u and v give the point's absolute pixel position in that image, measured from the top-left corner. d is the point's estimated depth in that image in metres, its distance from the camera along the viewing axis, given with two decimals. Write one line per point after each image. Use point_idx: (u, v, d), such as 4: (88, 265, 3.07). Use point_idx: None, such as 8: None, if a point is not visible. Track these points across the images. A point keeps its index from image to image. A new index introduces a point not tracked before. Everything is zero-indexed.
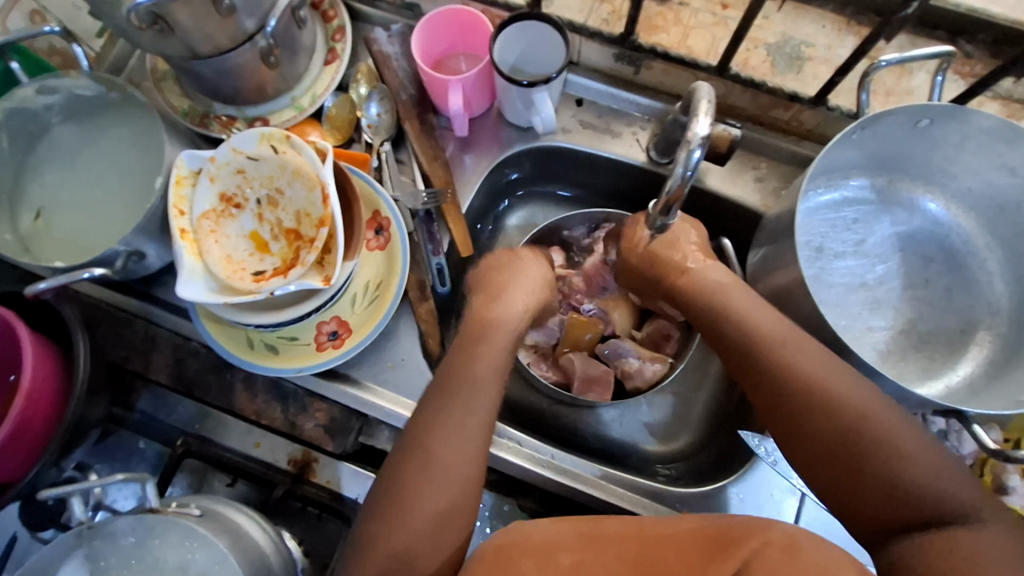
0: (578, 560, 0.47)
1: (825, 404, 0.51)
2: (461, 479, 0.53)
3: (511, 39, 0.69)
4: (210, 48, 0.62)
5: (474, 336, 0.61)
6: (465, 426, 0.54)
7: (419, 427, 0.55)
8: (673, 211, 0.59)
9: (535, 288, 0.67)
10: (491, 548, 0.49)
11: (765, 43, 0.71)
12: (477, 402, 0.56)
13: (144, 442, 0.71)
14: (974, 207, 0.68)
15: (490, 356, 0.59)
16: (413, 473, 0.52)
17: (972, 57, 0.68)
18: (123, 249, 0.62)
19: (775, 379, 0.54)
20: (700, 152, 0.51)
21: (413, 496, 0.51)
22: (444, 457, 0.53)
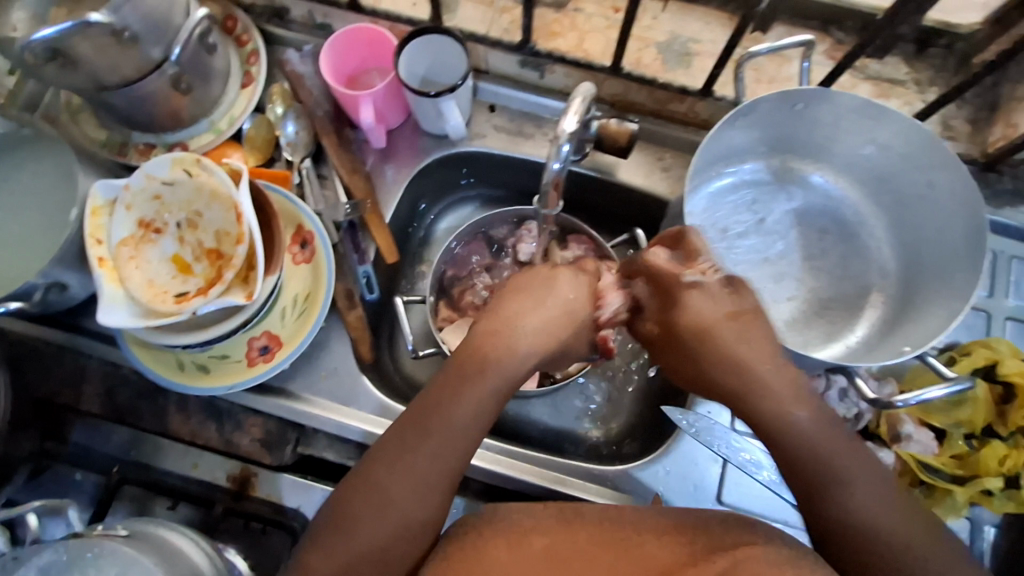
0: (549, 544, 0.48)
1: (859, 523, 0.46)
2: (411, 516, 0.49)
3: (417, 53, 0.73)
4: (117, 78, 0.63)
5: (458, 369, 0.52)
6: (449, 438, 0.50)
7: (374, 459, 0.51)
8: (554, 201, 0.64)
9: (556, 326, 0.53)
10: (467, 533, 0.50)
11: (654, 42, 0.76)
12: (442, 454, 0.50)
13: (81, 473, 0.71)
14: (857, 179, 0.74)
15: (470, 406, 0.50)
16: (358, 504, 0.49)
17: (842, 44, 0.73)
18: (42, 282, 0.63)
19: (818, 494, 0.48)
20: (567, 147, 0.56)
21: (386, 496, 0.49)
22: (388, 500, 0.49)
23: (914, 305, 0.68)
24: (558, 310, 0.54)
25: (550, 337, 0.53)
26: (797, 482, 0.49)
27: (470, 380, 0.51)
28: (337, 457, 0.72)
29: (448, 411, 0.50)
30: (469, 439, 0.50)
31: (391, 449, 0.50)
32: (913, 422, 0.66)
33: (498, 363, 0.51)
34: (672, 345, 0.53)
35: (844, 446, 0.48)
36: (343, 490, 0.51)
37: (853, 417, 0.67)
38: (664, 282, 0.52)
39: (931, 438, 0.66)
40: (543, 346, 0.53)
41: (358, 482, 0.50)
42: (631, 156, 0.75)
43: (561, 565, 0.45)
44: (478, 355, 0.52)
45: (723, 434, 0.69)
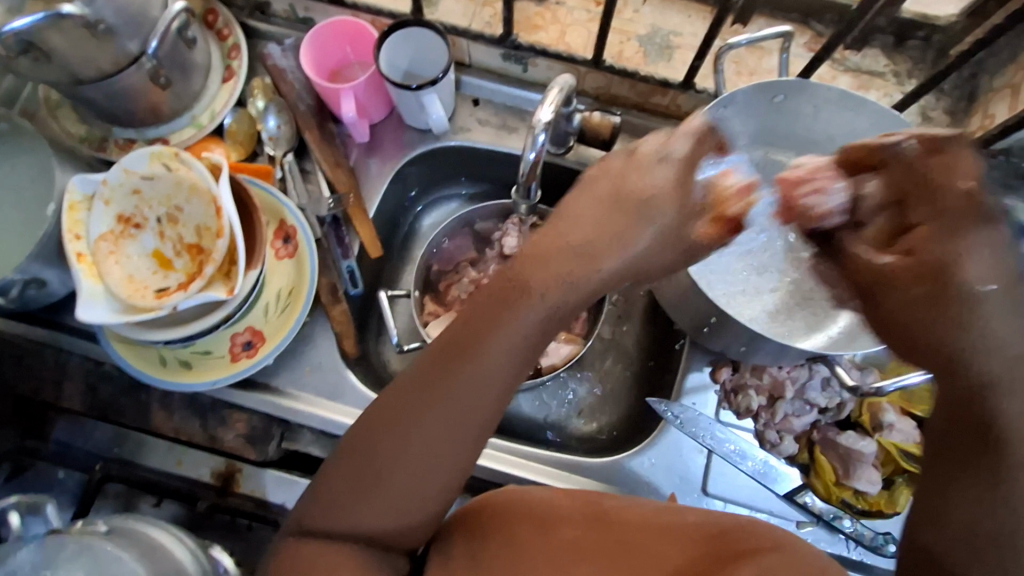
0: (575, 536, 0.46)
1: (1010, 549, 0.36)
2: (433, 470, 0.42)
3: (399, 46, 0.72)
4: (93, 72, 0.63)
5: (496, 299, 0.42)
6: (484, 381, 0.42)
7: (390, 405, 0.43)
8: (534, 193, 0.64)
9: (633, 228, 0.44)
10: (499, 510, 0.49)
11: (636, 36, 0.76)
12: (472, 400, 0.42)
13: (63, 472, 0.71)
14: None
15: (506, 351, 0.42)
16: (371, 456, 0.42)
17: (822, 36, 0.74)
18: (19, 278, 0.63)
19: (981, 495, 0.37)
20: (544, 135, 0.56)
21: (402, 447, 0.42)
22: (402, 454, 0.42)
23: None
24: (630, 231, 0.43)
25: (596, 264, 0.43)
26: (970, 476, 0.37)
27: (519, 301, 0.42)
28: (323, 452, 0.72)
29: (479, 354, 0.42)
30: (501, 387, 0.43)
31: (410, 395, 0.42)
32: (895, 411, 0.67)
33: (551, 296, 0.42)
34: (908, 276, 0.41)
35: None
36: (357, 435, 0.44)
37: (836, 407, 0.69)
38: (952, 206, 0.40)
39: (913, 427, 0.67)
40: (622, 248, 0.43)
41: (373, 431, 0.43)
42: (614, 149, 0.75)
43: (583, 557, 0.44)
44: (524, 283, 0.42)
45: (707, 426, 0.69)
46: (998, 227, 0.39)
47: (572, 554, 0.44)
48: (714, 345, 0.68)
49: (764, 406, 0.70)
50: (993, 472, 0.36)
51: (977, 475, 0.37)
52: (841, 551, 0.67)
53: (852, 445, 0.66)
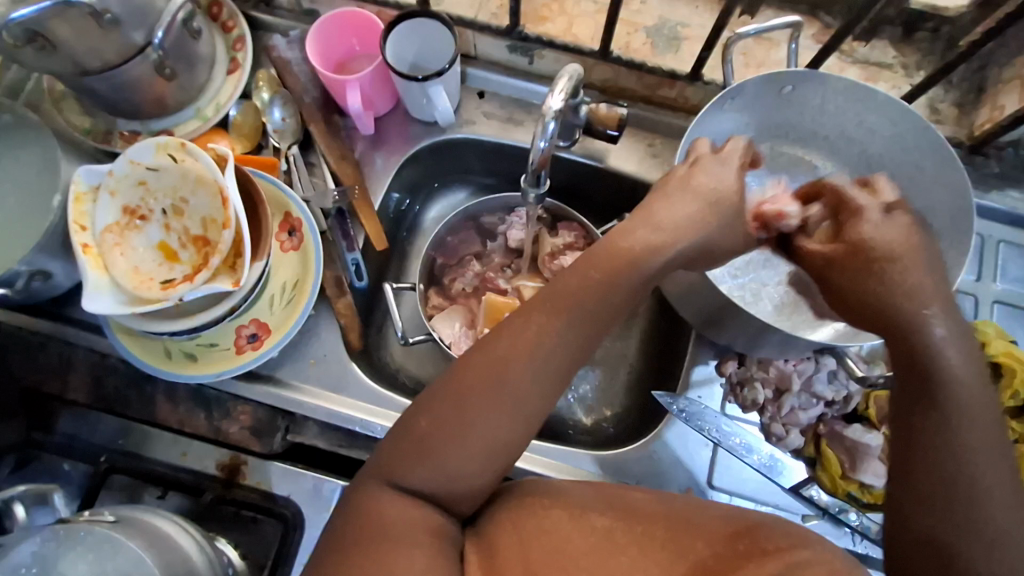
0: (608, 526, 0.45)
1: (960, 483, 0.42)
2: (503, 438, 0.45)
3: (405, 38, 0.72)
4: (98, 62, 0.62)
5: (570, 285, 0.47)
6: (555, 354, 0.46)
7: (463, 382, 0.45)
8: (543, 181, 0.63)
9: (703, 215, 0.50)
10: (528, 496, 0.48)
11: (643, 27, 0.75)
12: (548, 371, 0.46)
13: (69, 464, 0.70)
14: (846, 165, 0.74)
15: (574, 334, 0.46)
16: (442, 431, 0.45)
17: (830, 28, 0.73)
18: (25, 269, 0.63)
19: (934, 439, 0.43)
20: (555, 125, 0.55)
21: (479, 412, 0.45)
22: (473, 430, 0.44)
23: None
24: (695, 222, 0.49)
25: (658, 252, 0.48)
26: (925, 422, 0.44)
27: (594, 280, 0.47)
28: (328, 445, 0.72)
29: (552, 336, 0.46)
30: (566, 369, 0.47)
31: (483, 377, 0.45)
32: None
33: (623, 278, 0.47)
34: (842, 264, 0.50)
35: (988, 413, 0.43)
36: (426, 410, 0.46)
37: (842, 400, 0.68)
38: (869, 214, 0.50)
39: None
40: (699, 221, 0.50)
41: (444, 408, 0.45)
42: (620, 141, 0.74)
43: (616, 549, 0.43)
44: (601, 265, 0.47)
45: (712, 419, 0.69)
46: (901, 212, 0.50)
47: (605, 545, 0.43)
48: (721, 338, 0.68)
49: (769, 399, 0.69)
50: (940, 415, 0.43)
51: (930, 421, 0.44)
52: (848, 545, 0.67)
53: (858, 438, 0.65)
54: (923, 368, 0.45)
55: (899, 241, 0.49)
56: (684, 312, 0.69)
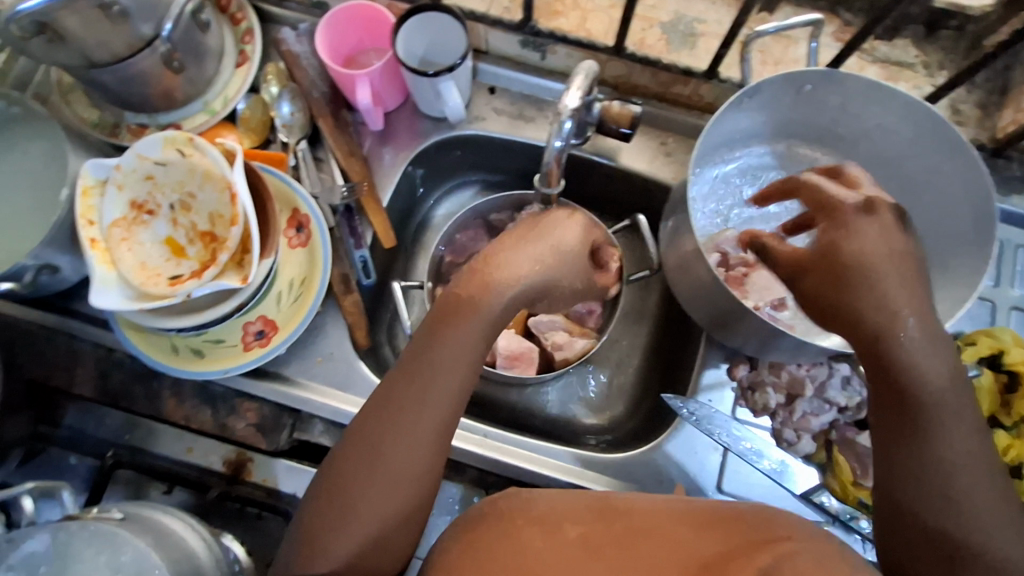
0: (585, 532, 0.45)
1: (948, 482, 0.44)
2: (391, 510, 0.49)
3: (415, 32, 0.71)
4: (106, 55, 0.62)
5: (421, 353, 0.53)
6: (415, 416, 0.51)
7: (347, 461, 0.50)
8: (556, 181, 0.62)
9: (545, 254, 0.58)
10: (497, 513, 0.48)
11: (659, 23, 0.74)
12: (415, 434, 0.50)
13: (75, 458, 0.70)
14: (863, 166, 0.72)
15: (437, 390, 0.51)
16: (333, 513, 0.48)
17: (851, 25, 0.72)
18: (32, 263, 0.62)
19: (911, 450, 0.45)
20: (570, 123, 0.55)
21: (362, 492, 0.49)
22: (363, 504, 0.48)
23: None
24: (538, 267, 0.57)
25: (505, 291, 0.55)
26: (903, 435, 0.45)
27: (439, 335, 0.54)
28: (334, 443, 0.71)
29: (416, 392, 0.51)
30: (437, 423, 0.51)
31: (362, 457, 0.50)
32: None
33: (474, 319, 0.54)
34: (819, 266, 0.49)
35: (958, 405, 0.45)
36: (318, 500, 0.50)
37: (856, 406, 0.67)
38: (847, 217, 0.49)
39: None
40: (547, 265, 0.58)
41: (334, 490, 0.50)
42: (634, 139, 0.73)
43: (599, 555, 0.43)
44: (447, 321, 0.54)
45: (723, 423, 0.68)
46: (884, 208, 0.48)
47: (588, 552, 0.43)
48: (732, 342, 0.67)
49: (781, 404, 0.68)
50: (915, 424, 0.45)
51: (894, 435, 0.46)
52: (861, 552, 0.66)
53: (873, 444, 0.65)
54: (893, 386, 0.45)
55: (874, 252, 0.47)
56: (694, 314, 0.67)
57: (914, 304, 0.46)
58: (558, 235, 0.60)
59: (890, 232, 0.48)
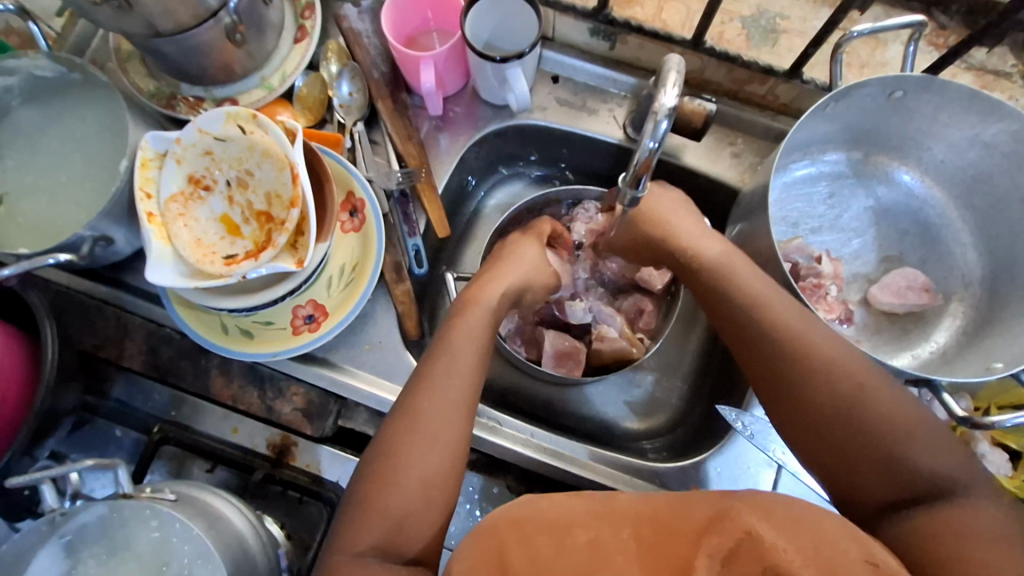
0: (595, 538, 0.41)
1: (856, 400, 0.50)
2: (430, 471, 0.52)
3: (484, 14, 0.68)
4: (171, 25, 0.59)
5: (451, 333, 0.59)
6: (448, 384, 0.56)
7: (386, 438, 0.54)
8: (641, 186, 0.58)
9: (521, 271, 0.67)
10: (502, 520, 0.43)
11: (739, 16, 0.72)
12: (447, 402, 0.55)
13: (120, 431, 0.71)
14: (947, 179, 0.68)
15: (456, 365, 0.57)
16: (379, 479, 0.52)
17: (945, 29, 0.69)
18: (89, 235, 0.61)
19: (805, 399, 0.52)
20: (667, 122, 0.51)
21: (404, 458, 0.52)
22: (406, 466, 0.52)
23: (1000, 316, 0.63)
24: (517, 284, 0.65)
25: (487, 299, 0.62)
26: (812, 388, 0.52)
27: (451, 323, 0.61)
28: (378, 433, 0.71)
29: (445, 366, 0.57)
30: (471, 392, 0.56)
31: (402, 424, 0.54)
32: (989, 442, 0.63)
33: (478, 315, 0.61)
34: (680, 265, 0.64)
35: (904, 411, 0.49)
36: (365, 464, 0.54)
37: None
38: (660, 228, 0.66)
39: (1005, 460, 0.62)
40: (515, 286, 0.65)
41: (376, 464, 0.53)
42: (703, 138, 0.70)
43: (607, 564, 0.40)
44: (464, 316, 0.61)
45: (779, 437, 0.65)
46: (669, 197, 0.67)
47: (597, 563, 0.40)
48: None
49: None
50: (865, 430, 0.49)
51: (782, 385, 0.53)
52: None
53: None
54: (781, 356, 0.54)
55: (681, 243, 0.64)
56: None
57: (741, 285, 0.57)
58: (515, 265, 0.67)
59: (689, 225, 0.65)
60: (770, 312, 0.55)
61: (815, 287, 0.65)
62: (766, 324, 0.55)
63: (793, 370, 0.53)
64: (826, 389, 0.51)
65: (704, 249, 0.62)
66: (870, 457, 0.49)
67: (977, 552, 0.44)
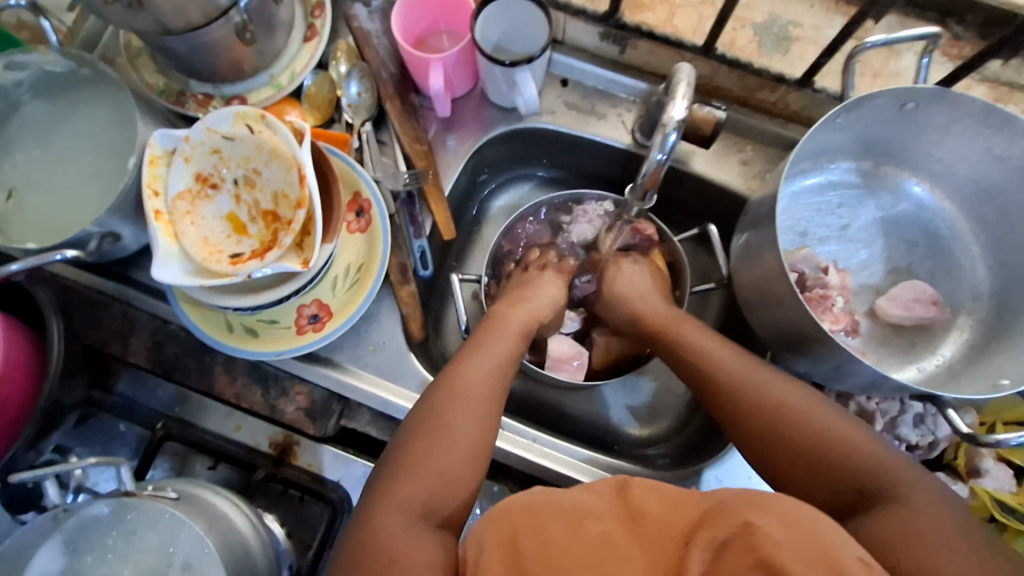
0: (608, 530, 0.40)
1: (800, 427, 0.52)
2: (476, 444, 0.54)
3: (495, 17, 0.68)
4: (182, 23, 0.59)
5: (488, 329, 0.63)
6: (491, 368, 0.59)
7: (432, 405, 0.56)
8: (649, 197, 0.60)
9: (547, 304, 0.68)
10: (515, 504, 0.43)
11: (752, 23, 0.71)
12: (491, 382, 0.58)
13: (124, 426, 0.71)
14: (958, 192, 0.68)
15: (498, 352, 0.60)
16: (425, 447, 0.53)
17: (960, 39, 0.68)
18: (96, 231, 0.61)
19: (756, 422, 0.54)
20: (675, 135, 0.52)
21: (451, 430, 0.54)
22: (453, 435, 0.54)
23: (1008, 332, 0.63)
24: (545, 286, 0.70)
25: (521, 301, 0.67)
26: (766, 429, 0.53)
27: (486, 323, 0.65)
28: (380, 434, 0.71)
29: (486, 352, 0.60)
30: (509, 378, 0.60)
31: (447, 398, 0.56)
32: (994, 458, 0.63)
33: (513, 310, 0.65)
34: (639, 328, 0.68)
35: (849, 436, 0.50)
36: (406, 436, 0.55)
37: (928, 445, 0.64)
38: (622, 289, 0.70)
39: (1009, 476, 0.62)
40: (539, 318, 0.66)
41: (422, 428, 0.55)
42: (711, 145, 0.69)
43: (618, 553, 0.39)
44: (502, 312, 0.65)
45: None
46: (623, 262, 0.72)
47: (608, 553, 0.38)
48: (799, 367, 0.63)
49: None
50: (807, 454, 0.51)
51: (732, 421, 0.56)
52: None
53: None
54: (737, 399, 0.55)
55: (636, 300, 0.68)
56: (761, 333, 0.65)
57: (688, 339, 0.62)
58: (534, 294, 0.68)
59: (639, 281, 0.70)
60: (715, 354, 0.59)
61: (822, 298, 0.65)
62: (712, 365, 0.58)
63: (737, 406, 0.55)
64: (772, 418, 0.53)
65: (661, 319, 0.65)
66: (821, 467, 0.50)
67: (929, 556, 0.42)
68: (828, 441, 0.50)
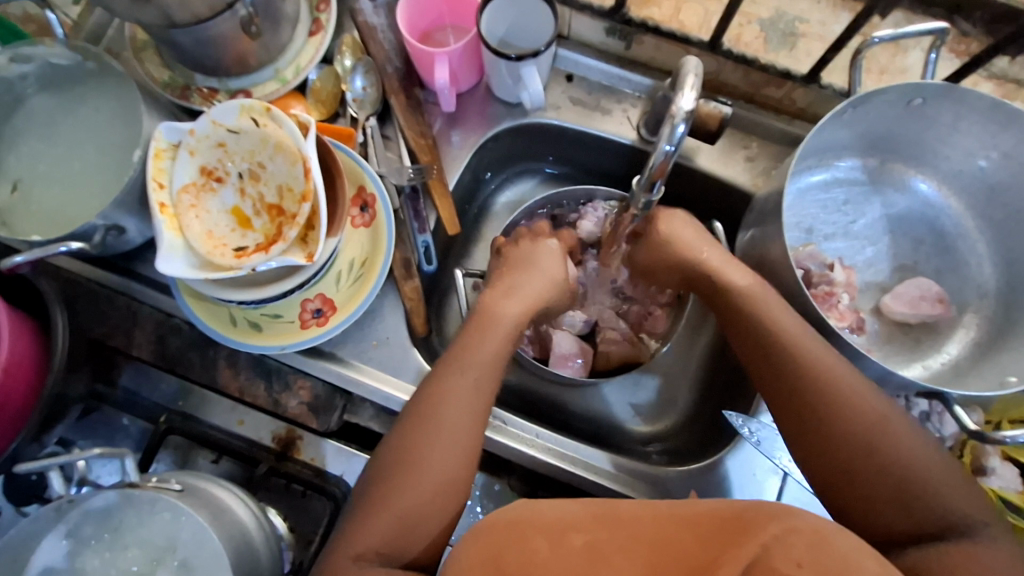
0: (591, 540, 0.40)
1: (878, 444, 0.50)
2: (443, 480, 0.52)
3: (500, 12, 0.68)
4: (187, 16, 0.58)
5: (466, 344, 0.59)
6: (464, 394, 0.55)
7: (402, 436, 0.54)
8: (656, 186, 0.59)
9: (544, 288, 0.65)
10: (499, 522, 0.43)
11: (758, 19, 0.71)
12: (463, 410, 0.55)
13: (127, 419, 0.71)
14: (964, 189, 0.68)
15: (473, 375, 0.56)
16: (392, 484, 0.52)
17: (968, 36, 0.68)
18: (101, 223, 0.61)
19: (832, 424, 0.52)
20: (683, 127, 0.51)
21: (419, 467, 0.52)
22: (419, 472, 0.52)
23: (1015, 330, 0.63)
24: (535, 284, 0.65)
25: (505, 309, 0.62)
26: (807, 430, 0.53)
27: (469, 334, 0.60)
28: (382, 429, 0.71)
29: (461, 377, 0.56)
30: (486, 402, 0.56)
31: (417, 431, 0.54)
32: (1000, 457, 0.62)
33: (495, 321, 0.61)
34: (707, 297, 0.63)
35: (924, 463, 0.50)
36: (375, 471, 0.54)
37: None
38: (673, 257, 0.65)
39: (1015, 475, 0.62)
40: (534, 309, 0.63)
41: (390, 465, 0.53)
42: (717, 141, 0.69)
43: (604, 565, 0.38)
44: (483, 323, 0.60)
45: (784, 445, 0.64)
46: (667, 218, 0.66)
47: (594, 564, 0.38)
48: None
49: None
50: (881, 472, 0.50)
51: (803, 416, 0.53)
52: None
53: None
54: (782, 395, 0.55)
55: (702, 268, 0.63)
56: None
57: (771, 317, 0.56)
58: (529, 280, 0.65)
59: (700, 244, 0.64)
60: (800, 342, 0.55)
61: (827, 295, 0.65)
62: (793, 355, 0.54)
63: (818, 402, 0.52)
64: (847, 426, 0.51)
65: (730, 281, 0.60)
66: (893, 487, 0.49)
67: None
68: (905, 463, 0.50)
